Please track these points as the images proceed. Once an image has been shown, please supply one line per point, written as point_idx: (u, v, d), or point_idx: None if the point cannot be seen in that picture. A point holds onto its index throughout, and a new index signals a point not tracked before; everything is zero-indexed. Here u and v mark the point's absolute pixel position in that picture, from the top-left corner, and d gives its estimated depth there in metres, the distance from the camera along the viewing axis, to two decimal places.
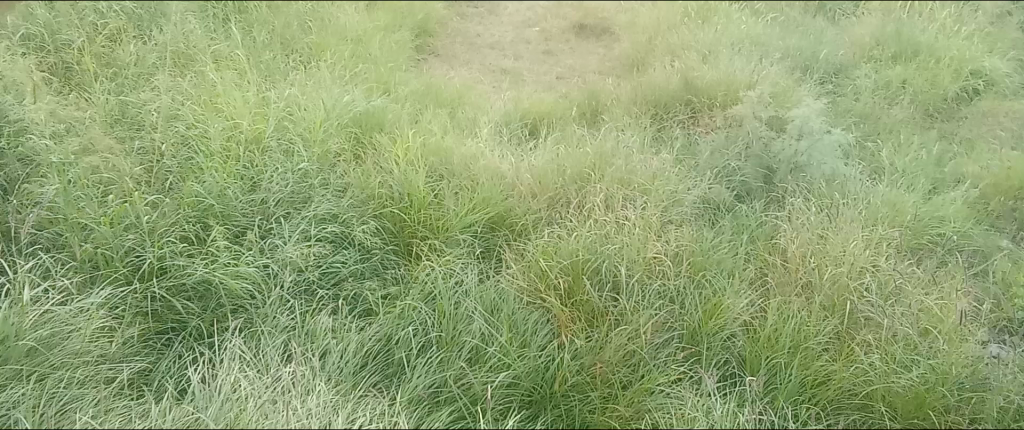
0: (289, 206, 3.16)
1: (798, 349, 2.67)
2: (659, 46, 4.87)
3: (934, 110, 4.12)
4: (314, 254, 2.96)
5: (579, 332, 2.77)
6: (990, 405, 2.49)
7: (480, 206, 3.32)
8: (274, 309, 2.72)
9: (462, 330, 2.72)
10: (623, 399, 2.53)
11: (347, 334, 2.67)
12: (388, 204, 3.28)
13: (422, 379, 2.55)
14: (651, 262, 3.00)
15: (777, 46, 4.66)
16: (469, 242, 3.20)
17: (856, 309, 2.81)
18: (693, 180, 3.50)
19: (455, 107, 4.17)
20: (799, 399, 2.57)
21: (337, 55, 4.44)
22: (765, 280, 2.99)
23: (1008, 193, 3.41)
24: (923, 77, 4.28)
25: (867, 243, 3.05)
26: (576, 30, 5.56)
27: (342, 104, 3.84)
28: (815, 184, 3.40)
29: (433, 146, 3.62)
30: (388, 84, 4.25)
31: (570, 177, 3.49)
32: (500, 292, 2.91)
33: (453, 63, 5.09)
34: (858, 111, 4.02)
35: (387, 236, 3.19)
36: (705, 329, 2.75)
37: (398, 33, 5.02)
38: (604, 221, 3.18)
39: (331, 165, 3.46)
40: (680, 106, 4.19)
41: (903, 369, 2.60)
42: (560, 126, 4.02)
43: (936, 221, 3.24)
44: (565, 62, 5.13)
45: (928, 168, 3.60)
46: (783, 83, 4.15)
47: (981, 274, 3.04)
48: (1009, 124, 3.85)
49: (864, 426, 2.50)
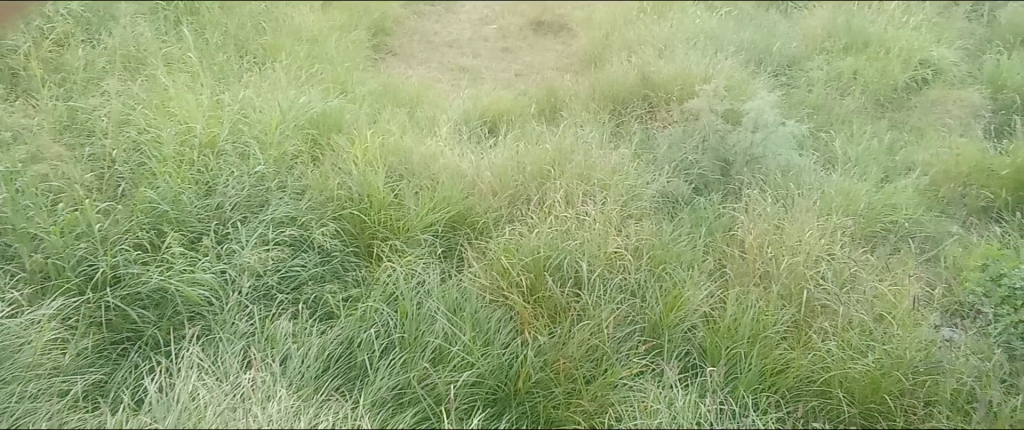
0: (245, 210, 3.12)
1: (757, 338, 2.57)
2: (617, 41, 4.98)
3: (884, 99, 4.26)
4: (272, 258, 2.87)
5: (541, 329, 2.64)
6: (944, 387, 2.40)
7: (440, 205, 3.23)
8: (232, 315, 2.64)
9: (424, 331, 2.59)
10: (586, 393, 2.42)
11: (308, 338, 2.55)
12: (347, 205, 3.19)
13: (385, 381, 2.42)
14: (612, 257, 2.90)
15: (733, 40, 4.87)
16: (431, 242, 3.10)
17: (813, 297, 2.73)
18: (652, 174, 3.52)
19: (413, 107, 4.23)
20: (759, 388, 2.46)
21: (291, 55, 4.56)
22: (724, 271, 2.91)
23: (958, 179, 3.46)
24: (874, 67, 4.44)
25: (822, 232, 3.04)
26: (534, 26, 5.60)
27: (299, 105, 3.90)
28: (770, 176, 3.44)
29: (391, 146, 3.61)
30: (346, 84, 4.33)
31: (528, 174, 3.46)
32: (462, 291, 2.77)
33: (411, 62, 5.13)
34: (812, 102, 4.14)
35: (348, 238, 3.10)
36: (666, 322, 2.65)
37: (354, 33, 5.10)
38: (563, 217, 3.10)
39: (288, 167, 3.44)
40: (638, 100, 4.27)
41: (859, 355, 2.52)
42: (519, 123, 4.08)
43: (889, 209, 3.27)
44: (523, 59, 5.18)
45: (880, 156, 3.66)
46: (737, 76, 4.28)
47: (933, 259, 3.05)
48: (957, 112, 3.98)
49: (824, 413, 2.41)
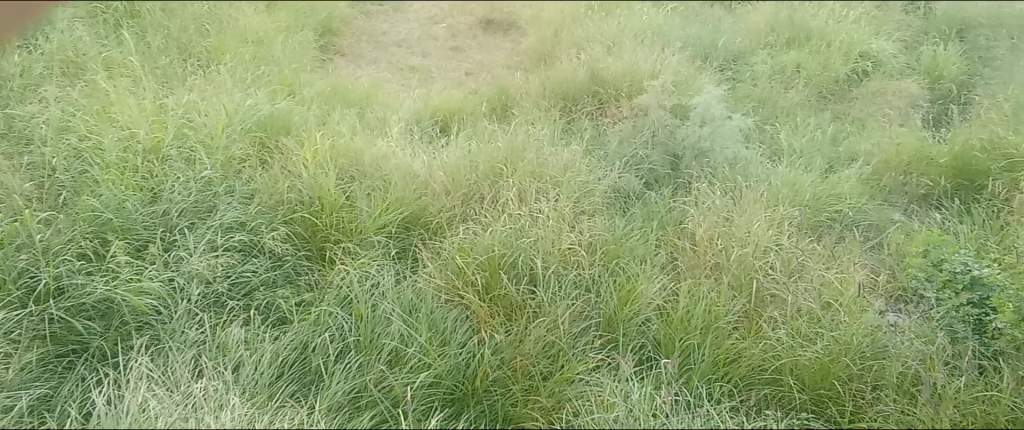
0: (193, 216, 3.06)
1: (709, 329, 2.61)
2: (565, 38, 5.00)
3: (827, 91, 4.35)
4: (221, 264, 2.82)
5: (498, 327, 2.65)
6: (890, 371, 2.46)
7: (393, 206, 3.21)
8: (182, 324, 2.59)
9: (380, 333, 2.57)
10: (544, 390, 2.43)
11: (260, 345, 2.51)
12: (298, 208, 3.15)
13: (341, 385, 2.40)
14: (567, 252, 2.91)
15: (679, 35, 4.93)
16: (384, 244, 3.07)
17: (762, 287, 2.79)
18: (604, 170, 3.55)
19: (362, 107, 4.18)
20: (712, 378, 2.49)
21: (237, 58, 4.48)
22: (676, 264, 2.95)
23: (899, 168, 3.56)
24: (817, 60, 4.54)
25: (770, 223, 3.09)
26: (483, 24, 5.59)
27: (246, 108, 3.84)
28: (718, 169, 3.50)
29: (342, 147, 3.57)
30: (293, 86, 4.27)
31: (481, 172, 3.46)
32: (417, 292, 2.76)
33: (360, 63, 5.08)
34: (757, 95, 4.21)
35: (299, 241, 3.06)
36: (620, 316, 2.67)
37: (300, 34, 5.03)
38: (517, 215, 3.10)
39: (236, 171, 3.38)
40: (588, 97, 4.30)
41: (808, 343, 2.57)
42: (470, 122, 4.07)
43: (833, 199, 3.34)
44: (473, 57, 5.17)
45: (824, 147, 3.74)
46: (685, 72, 4.33)
47: (877, 247, 3.14)
48: (896, 103, 4.10)
49: (776, 400, 2.46)
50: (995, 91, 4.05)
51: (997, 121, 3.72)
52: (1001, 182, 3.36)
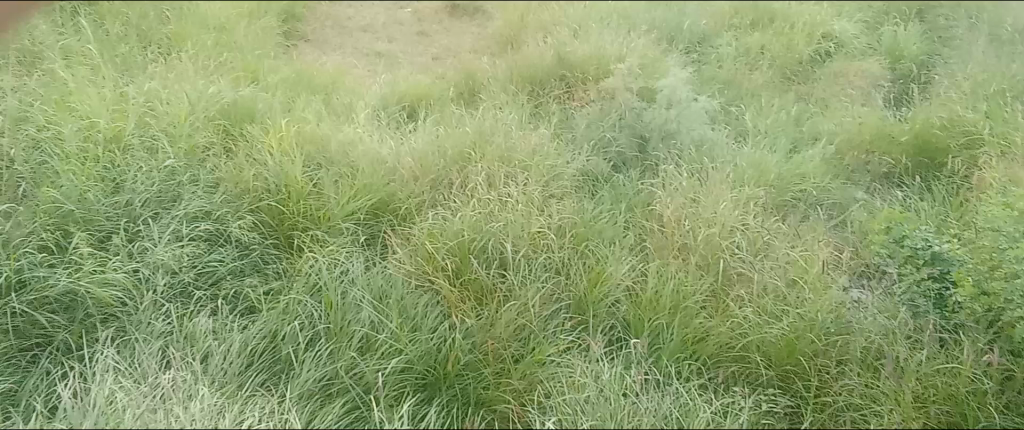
0: (156, 206, 3.01)
1: (677, 309, 2.64)
2: (532, 22, 4.99)
3: (791, 72, 4.39)
4: (187, 254, 2.79)
5: (469, 311, 2.65)
6: (854, 346, 2.50)
7: (361, 192, 3.18)
8: (148, 315, 2.56)
9: (351, 320, 2.56)
10: (515, 373, 2.44)
11: (229, 335, 2.49)
12: (264, 196, 3.12)
13: (312, 372, 2.39)
14: (537, 236, 2.92)
15: (645, 18, 4.95)
16: (353, 231, 3.05)
17: (729, 266, 2.83)
18: (572, 153, 3.56)
19: (328, 93, 4.14)
20: (682, 357, 2.52)
21: (198, 44, 4.41)
22: (644, 246, 2.97)
23: (861, 147, 3.61)
24: (780, 42, 4.59)
25: (736, 204, 3.13)
26: (449, 9, 5.55)
27: (208, 95, 3.78)
28: (685, 151, 3.53)
29: (308, 134, 3.53)
30: (257, 73, 4.22)
31: (449, 157, 3.45)
32: (387, 278, 2.75)
33: (325, 48, 5.02)
34: (722, 77, 4.24)
35: (267, 230, 3.03)
36: (590, 298, 2.69)
37: (263, 20, 4.96)
38: (486, 200, 3.10)
39: (200, 160, 3.34)
40: (555, 81, 4.30)
41: (774, 320, 2.61)
42: (438, 107, 4.05)
43: (798, 179, 3.39)
44: (439, 42, 5.14)
45: (788, 128, 3.79)
46: (650, 55, 4.35)
47: (841, 225, 3.20)
48: (858, 83, 4.16)
49: (744, 377, 2.49)
50: (953, 71, 4.15)
51: (956, 100, 3.80)
52: (960, 159, 3.44)
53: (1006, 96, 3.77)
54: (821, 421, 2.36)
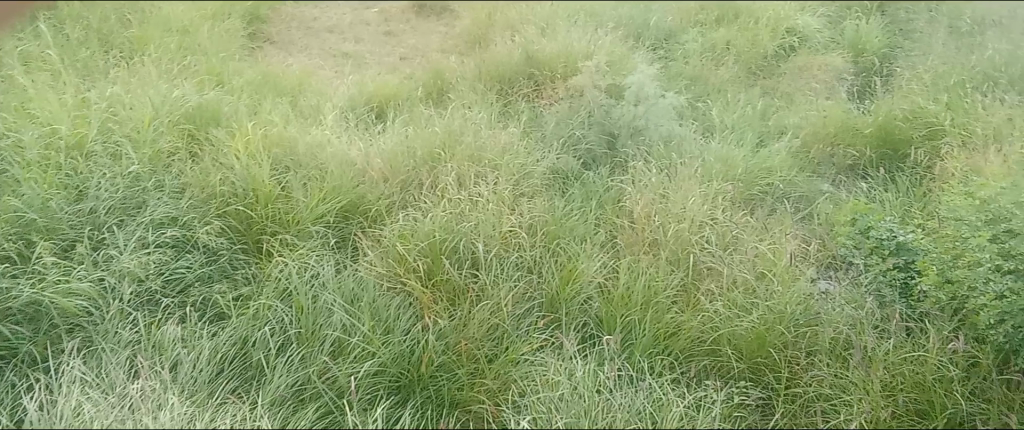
0: (121, 213, 2.97)
1: (649, 304, 2.66)
2: (499, 21, 4.99)
3: (756, 67, 4.44)
4: (153, 261, 2.75)
5: (441, 312, 2.64)
6: (823, 337, 2.54)
7: (331, 195, 3.16)
8: (115, 324, 2.51)
9: (322, 324, 2.54)
10: (489, 372, 2.44)
11: (198, 342, 2.46)
12: (232, 201, 3.08)
13: (284, 378, 2.36)
14: (508, 235, 2.92)
15: (612, 16, 4.97)
16: (323, 234, 3.02)
17: (699, 261, 2.85)
18: (542, 152, 3.57)
19: (294, 95, 4.10)
20: (654, 352, 2.54)
21: (161, 48, 4.34)
22: (615, 242, 2.99)
23: (826, 140, 3.66)
24: (745, 37, 4.63)
25: (704, 199, 3.15)
26: (416, 8, 5.53)
27: (172, 99, 3.73)
28: (653, 147, 3.55)
29: (275, 136, 3.50)
30: (222, 75, 4.17)
31: (418, 158, 3.43)
32: (359, 281, 2.73)
33: (291, 49, 4.97)
34: (689, 73, 4.27)
35: (235, 235, 2.99)
36: (563, 296, 2.70)
37: (227, 22, 4.91)
38: (456, 200, 3.09)
39: (165, 165, 3.29)
40: (524, 79, 4.30)
41: (744, 313, 2.63)
42: (406, 107, 4.03)
43: (765, 173, 3.42)
44: (407, 42, 5.12)
45: (754, 122, 3.82)
46: (618, 52, 4.37)
47: (808, 217, 3.24)
48: (823, 77, 4.21)
49: (715, 370, 2.51)
50: (915, 63, 4.22)
51: (918, 92, 3.86)
52: (923, 150, 3.51)
53: (966, 88, 3.85)
54: (792, 411, 2.38)
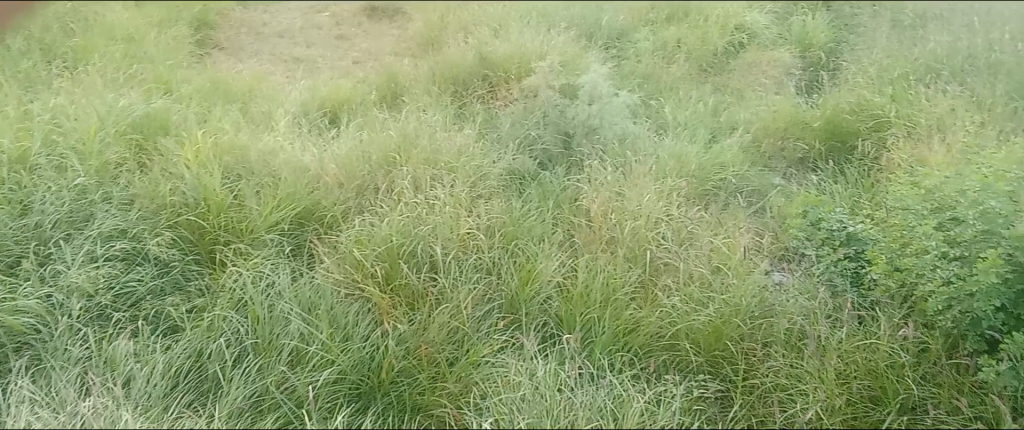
0: (68, 227, 2.90)
1: (607, 302, 2.67)
2: (452, 23, 4.98)
3: (707, 64, 4.49)
4: (103, 275, 2.69)
5: (401, 317, 2.62)
6: (778, 328, 2.57)
7: (285, 202, 3.11)
8: (64, 341, 2.46)
9: (279, 333, 2.50)
10: (450, 376, 2.43)
11: (152, 356, 2.41)
12: (182, 211, 3.01)
13: (241, 390, 2.33)
14: (466, 237, 2.91)
15: (564, 16, 4.99)
16: (277, 242, 2.97)
17: (655, 257, 2.88)
18: (498, 153, 3.57)
19: (245, 102, 4.04)
20: (614, 349, 2.55)
21: (106, 56, 4.24)
22: (573, 241, 3.00)
23: (777, 134, 3.72)
24: (695, 35, 4.69)
25: (660, 195, 3.18)
26: (367, 11, 5.49)
27: (119, 109, 3.65)
28: (608, 145, 3.57)
29: (226, 144, 3.44)
30: (170, 83, 4.09)
31: (374, 162, 3.41)
32: (315, 288, 2.69)
33: (240, 55, 4.89)
34: (642, 71, 4.31)
35: (187, 245, 2.92)
36: (522, 296, 2.70)
37: (174, 29, 4.82)
38: (413, 204, 3.08)
39: (113, 176, 3.22)
40: (478, 80, 4.29)
41: (701, 307, 2.66)
42: (360, 112, 4.00)
43: (718, 168, 3.47)
44: (359, 45, 5.08)
45: (706, 119, 3.87)
46: (571, 52, 4.39)
47: (761, 211, 3.29)
48: (772, 73, 4.28)
49: (674, 365, 2.53)
50: (860, 57, 4.31)
51: (864, 85, 3.95)
52: (870, 142, 3.59)
53: (909, 80, 3.95)
54: (750, 402, 2.41)
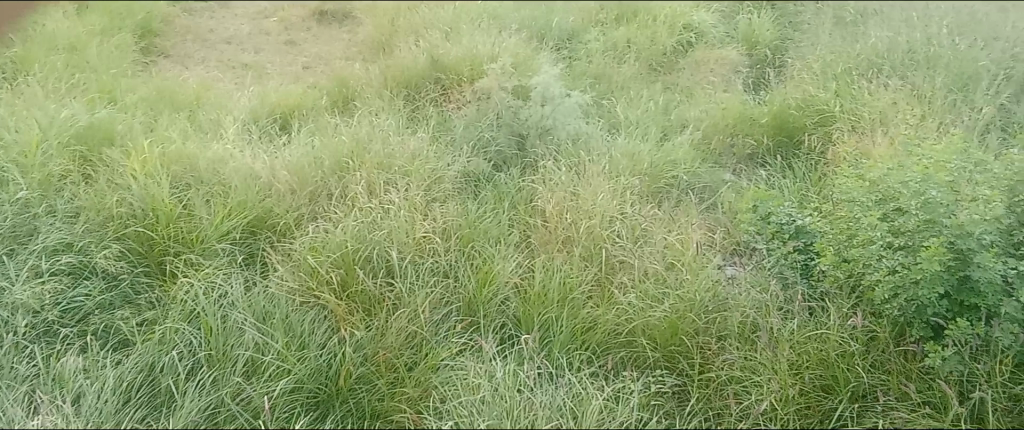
0: (12, 242, 2.84)
1: (564, 301, 2.68)
2: (402, 27, 4.96)
3: (656, 63, 4.55)
4: (48, 291, 2.63)
5: (357, 323, 2.60)
6: (732, 322, 2.62)
7: (236, 210, 3.06)
8: (10, 359, 2.40)
9: (233, 344, 2.47)
10: (410, 381, 2.42)
11: (102, 371, 2.36)
12: (130, 222, 2.95)
13: (195, 403, 2.28)
14: (422, 241, 2.90)
15: (514, 18, 5.01)
16: (229, 251, 2.92)
17: (611, 255, 2.91)
18: (452, 156, 3.57)
19: (193, 110, 3.97)
20: (572, 348, 2.57)
21: (46, 66, 4.14)
22: (530, 242, 3.02)
23: (726, 131, 3.78)
24: (645, 35, 4.74)
25: (613, 193, 3.22)
26: (316, 16, 5.43)
27: (61, 120, 3.56)
28: (562, 145, 3.59)
29: (174, 153, 3.38)
30: (114, 93, 4.00)
31: (327, 168, 3.38)
32: (270, 298, 2.65)
33: (187, 62, 4.81)
34: (593, 72, 4.34)
35: (135, 257, 2.86)
36: (479, 298, 2.70)
37: (118, 37, 4.71)
38: (368, 209, 3.06)
39: (56, 189, 3.14)
40: (430, 83, 4.29)
41: (656, 303, 2.69)
42: (312, 117, 3.96)
43: (670, 165, 3.51)
44: (309, 50, 5.03)
45: (657, 117, 3.92)
46: (522, 53, 4.41)
47: (712, 207, 3.35)
48: (720, 72, 4.36)
49: (631, 361, 2.56)
50: (804, 53, 4.40)
51: (809, 81, 4.04)
52: (816, 136, 3.67)
53: (852, 75, 4.05)
54: (707, 395, 2.45)
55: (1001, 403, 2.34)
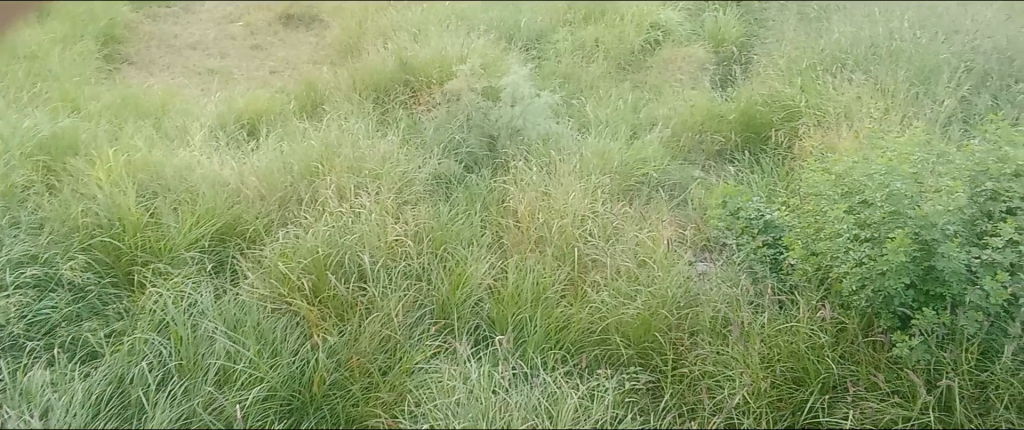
0: None
1: (538, 301, 2.69)
2: (370, 29, 4.93)
3: (624, 62, 4.57)
4: (13, 304, 2.59)
5: (330, 329, 2.58)
6: (703, 317, 2.64)
7: (204, 218, 3.03)
8: None
9: (204, 353, 2.44)
10: (384, 386, 2.42)
11: (70, 384, 2.32)
12: (95, 232, 2.91)
13: (166, 414, 2.25)
14: (393, 244, 2.89)
15: (482, 18, 5.00)
16: (198, 259, 2.89)
17: (583, 253, 2.92)
18: (422, 158, 3.56)
19: (158, 117, 3.92)
20: (546, 347, 2.58)
21: (7, 75, 4.06)
22: (502, 243, 3.02)
23: (695, 128, 3.82)
24: (612, 34, 4.77)
25: (584, 193, 3.23)
26: (283, 19, 5.39)
27: (24, 130, 3.50)
28: (532, 146, 3.60)
29: (139, 161, 3.33)
30: (77, 101, 3.94)
31: (296, 173, 3.35)
32: (241, 305, 2.63)
33: (152, 69, 4.75)
34: (562, 71, 4.36)
35: (102, 268, 2.82)
36: (453, 300, 2.70)
37: (80, 44, 4.64)
38: (338, 213, 3.04)
39: (19, 200, 3.09)
40: (399, 86, 4.27)
41: (629, 300, 2.70)
42: (280, 122, 3.93)
43: (640, 164, 3.53)
44: (276, 54, 4.98)
45: (626, 115, 3.94)
46: (491, 54, 4.40)
47: (682, 204, 3.38)
48: (687, 70, 4.39)
49: (605, 359, 2.58)
50: (770, 50, 4.45)
51: (775, 77, 4.09)
52: (783, 132, 3.71)
53: (817, 70, 4.10)
54: (680, 391, 2.47)
55: (968, 390, 2.38)
